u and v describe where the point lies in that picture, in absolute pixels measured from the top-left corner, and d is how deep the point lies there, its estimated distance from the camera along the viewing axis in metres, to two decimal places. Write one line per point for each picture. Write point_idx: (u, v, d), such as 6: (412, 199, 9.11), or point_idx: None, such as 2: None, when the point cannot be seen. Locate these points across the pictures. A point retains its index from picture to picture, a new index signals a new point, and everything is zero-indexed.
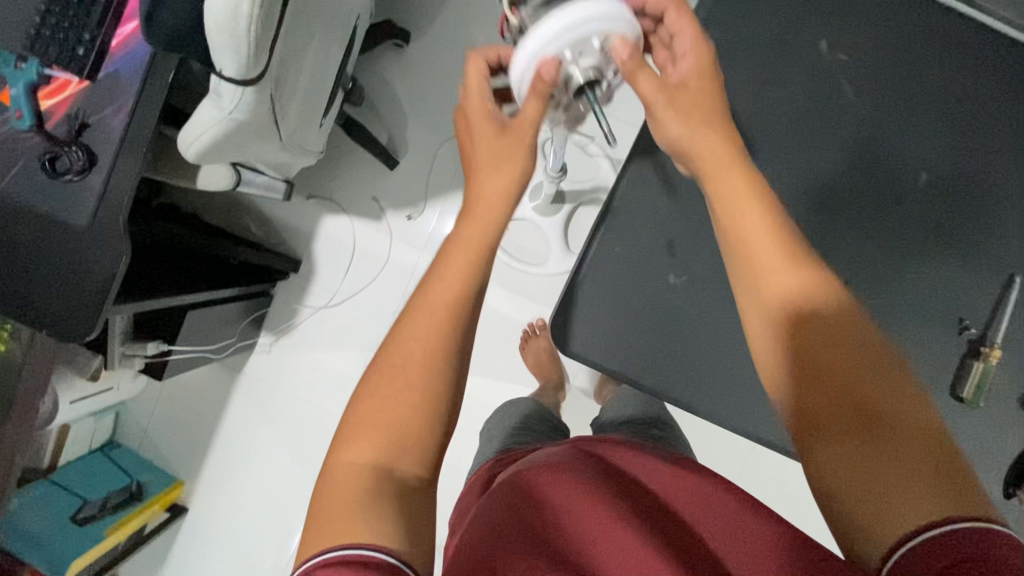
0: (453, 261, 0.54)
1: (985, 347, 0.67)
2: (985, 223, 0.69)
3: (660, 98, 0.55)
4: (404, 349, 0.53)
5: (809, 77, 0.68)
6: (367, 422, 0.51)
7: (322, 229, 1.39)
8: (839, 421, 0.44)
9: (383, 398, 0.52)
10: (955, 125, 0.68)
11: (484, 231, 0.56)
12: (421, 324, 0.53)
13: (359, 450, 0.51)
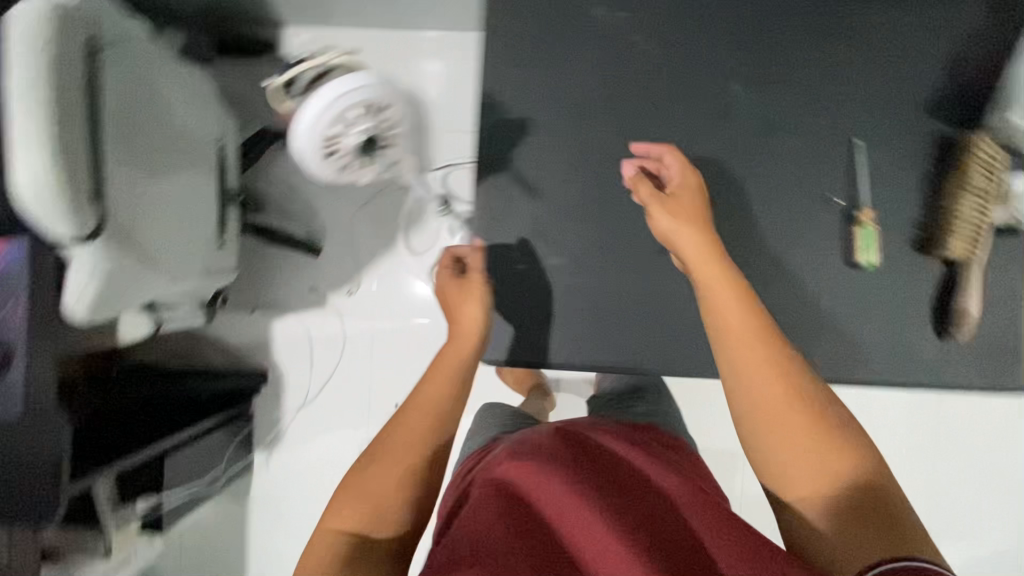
0: (440, 373, 0.55)
1: (856, 212, 0.72)
2: (809, 108, 0.73)
3: (654, 199, 0.62)
4: (400, 429, 0.51)
5: (602, 41, 0.72)
6: (349, 490, 0.48)
7: (276, 334, 1.42)
8: (835, 490, 0.43)
9: (372, 472, 0.48)
10: (745, 31, 0.72)
11: (465, 337, 0.60)
12: (415, 419, 0.51)
13: (348, 524, 0.46)
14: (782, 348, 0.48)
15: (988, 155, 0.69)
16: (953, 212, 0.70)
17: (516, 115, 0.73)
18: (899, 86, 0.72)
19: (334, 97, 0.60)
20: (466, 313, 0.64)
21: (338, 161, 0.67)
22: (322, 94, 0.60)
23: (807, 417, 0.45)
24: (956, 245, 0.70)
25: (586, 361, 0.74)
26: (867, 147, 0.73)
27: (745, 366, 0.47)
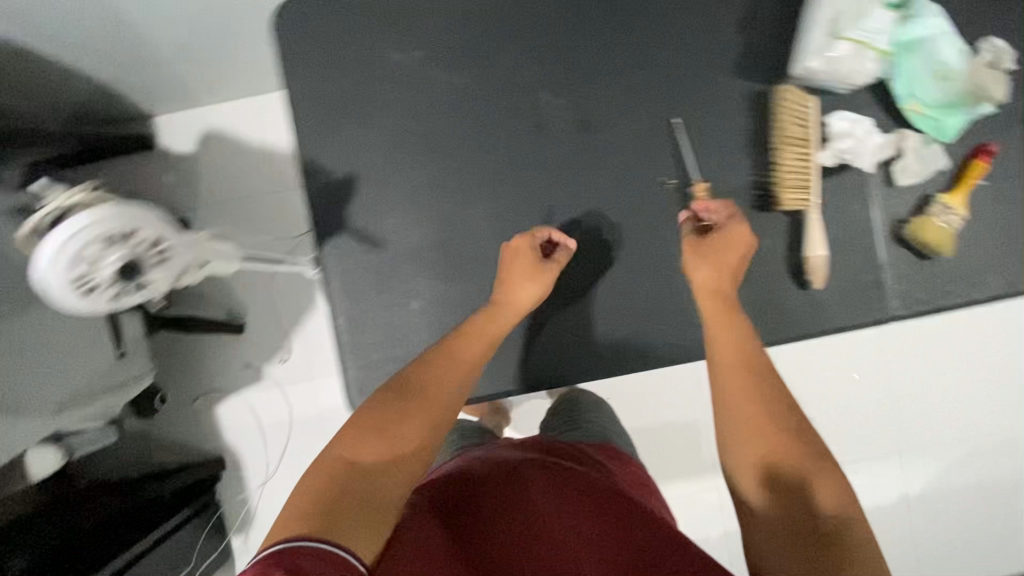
0: (470, 346, 0.68)
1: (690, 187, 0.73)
2: (621, 97, 0.74)
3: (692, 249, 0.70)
4: (421, 391, 0.64)
5: (405, 84, 0.73)
6: (370, 430, 0.59)
7: (223, 417, 1.43)
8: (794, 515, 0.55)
9: (392, 426, 0.60)
10: (542, 40, 0.73)
11: (490, 318, 0.70)
12: (438, 384, 0.65)
13: (360, 452, 0.57)
14: (763, 374, 0.64)
15: (796, 102, 0.71)
16: (778, 164, 0.72)
17: (342, 174, 0.73)
18: (703, 54, 0.73)
19: (64, 240, 0.65)
20: (517, 285, 0.71)
21: (104, 293, 0.73)
22: (51, 241, 0.65)
23: (785, 430, 0.60)
24: (788, 196, 0.72)
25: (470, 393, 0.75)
26: (686, 122, 0.74)
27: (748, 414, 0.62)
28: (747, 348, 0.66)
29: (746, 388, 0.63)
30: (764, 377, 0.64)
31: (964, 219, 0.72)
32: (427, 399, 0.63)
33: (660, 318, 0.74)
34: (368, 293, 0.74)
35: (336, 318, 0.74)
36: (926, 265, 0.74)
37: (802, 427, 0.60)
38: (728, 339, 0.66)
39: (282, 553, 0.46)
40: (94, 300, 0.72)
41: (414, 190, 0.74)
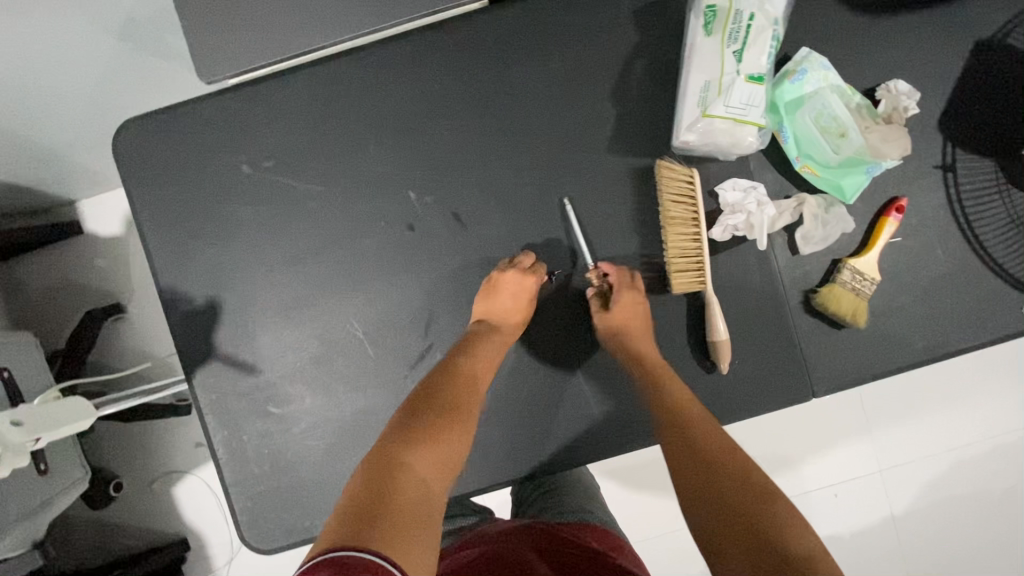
0: (489, 355, 0.64)
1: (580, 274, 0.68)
2: (496, 187, 0.68)
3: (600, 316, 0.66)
4: (457, 400, 0.60)
5: (263, 199, 0.69)
6: (417, 437, 0.55)
7: (181, 500, 1.40)
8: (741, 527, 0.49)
9: (435, 434, 0.56)
10: (404, 137, 0.68)
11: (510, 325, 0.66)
12: (466, 394, 0.61)
13: (410, 456, 0.53)
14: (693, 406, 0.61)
15: (677, 180, 0.65)
16: (665, 244, 0.66)
17: (205, 299, 0.69)
18: (579, 131, 0.67)
19: None
20: (514, 312, 0.66)
21: None
22: None
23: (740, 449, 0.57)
24: (678, 279, 0.66)
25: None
26: (568, 206, 0.68)
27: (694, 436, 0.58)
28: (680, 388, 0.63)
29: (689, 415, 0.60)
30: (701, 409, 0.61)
31: (877, 282, 0.66)
32: (463, 413, 0.59)
33: (560, 423, 0.68)
34: (246, 422, 0.69)
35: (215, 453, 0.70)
36: (847, 335, 0.67)
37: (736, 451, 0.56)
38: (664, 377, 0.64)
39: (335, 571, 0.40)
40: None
41: (285, 307, 0.69)
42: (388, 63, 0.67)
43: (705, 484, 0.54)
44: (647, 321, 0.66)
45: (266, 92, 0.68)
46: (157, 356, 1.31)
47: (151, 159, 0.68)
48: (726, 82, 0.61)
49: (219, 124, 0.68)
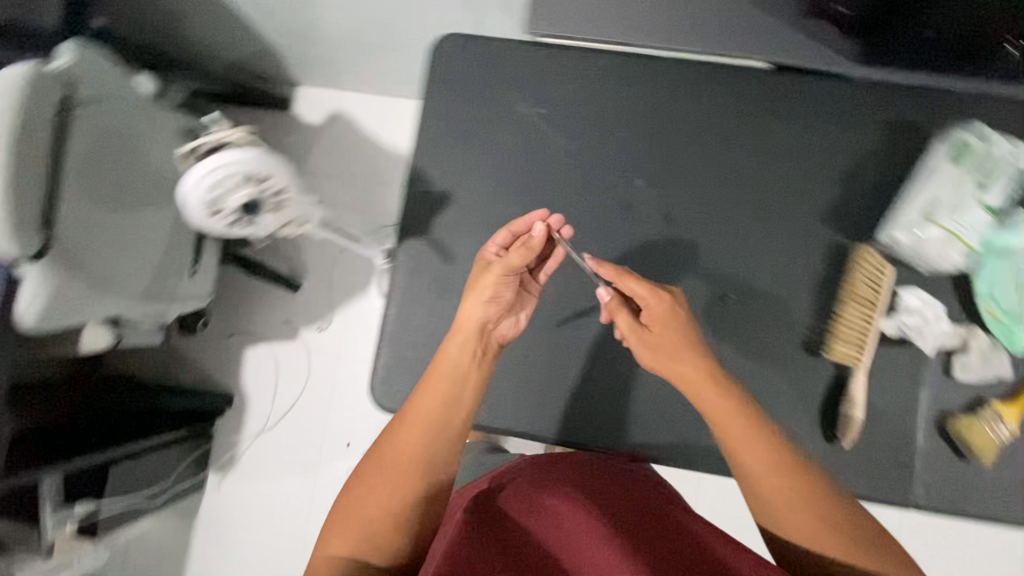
0: (428, 397, 0.70)
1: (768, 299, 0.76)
2: (707, 208, 0.78)
3: (632, 330, 0.71)
4: (392, 455, 0.68)
5: (522, 134, 0.81)
6: (352, 511, 0.66)
7: (246, 362, 1.51)
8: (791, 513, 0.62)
9: (366, 498, 0.66)
10: (654, 135, 0.80)
11: (456, 348, 0.73)
12: (404, 443, 0.69)
13: (345, 535, 0.65)
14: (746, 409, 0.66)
15: (871, 267, 0.73)
16: (839, 314, 0.73)
17: (440, 189, 0.81)
18: (794, 194, 0.77)
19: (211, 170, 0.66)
20: (468, 316, 0.73)
21: (222, 219, 0.73)
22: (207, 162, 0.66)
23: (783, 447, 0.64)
24: (838, 349, 0.72)
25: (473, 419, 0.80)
26: (759, 249, 0.77)
27: (741, 441, 0.64)
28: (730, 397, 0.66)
29: (738, 427, 0.65)
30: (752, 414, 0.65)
31: (1016, 435, 0.70)
32: (398, 464, 0.68)
33: (666, 412, 0.80)
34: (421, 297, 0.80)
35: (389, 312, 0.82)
36: (959, 467, 0.72)
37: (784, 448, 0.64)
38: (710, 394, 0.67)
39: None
40: (235, 233, 0.77)
41: (496, 223, 0.81)
42: (670, 77, 0.80)
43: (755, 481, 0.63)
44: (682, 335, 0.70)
45: (564, 60, 0.82)
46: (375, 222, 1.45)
47: (453, 70, 0.83)
48: (959, 207, 0.71)
49: (516, 64, 0.82)
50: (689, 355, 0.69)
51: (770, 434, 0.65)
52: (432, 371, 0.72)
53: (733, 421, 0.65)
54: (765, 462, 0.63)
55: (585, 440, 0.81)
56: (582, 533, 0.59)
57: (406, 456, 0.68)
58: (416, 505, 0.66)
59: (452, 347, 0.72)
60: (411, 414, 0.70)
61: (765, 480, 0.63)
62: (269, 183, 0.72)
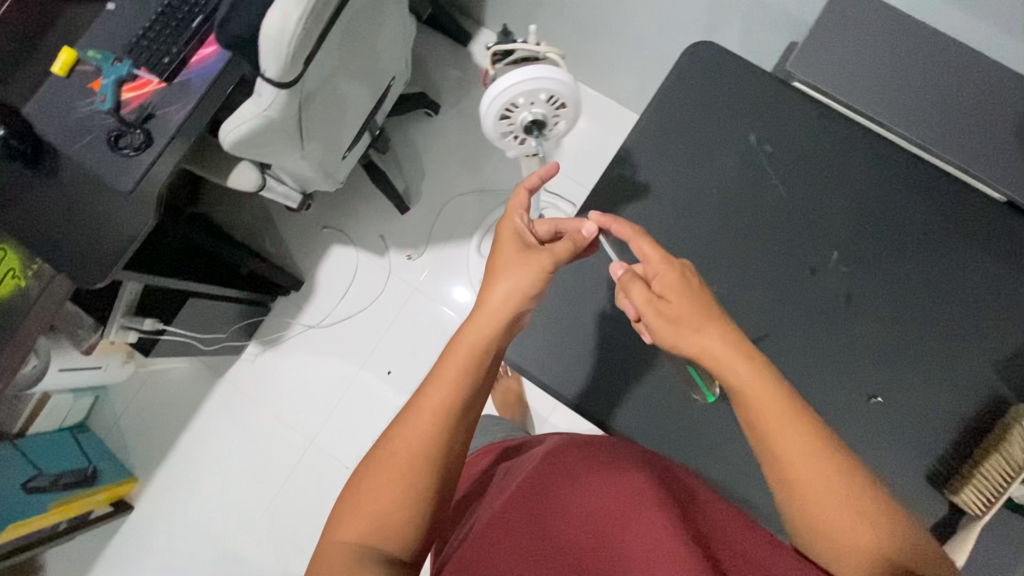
0: (443, 377, 0.61)
1: (908, 413, 0.75)
2: (886, 306, 0.78)
3: (651, 299, 0.64)
4: (402, 439, 0.59)
5: (743, 163, 0.81)
6: (361, 501, 0.57)
7: (330, 256, 1.52)
8: (841, 529, 0.53)
9: (376, 484, 0.57)
10: (864, 219, 0.80)
11: (478, 325, 0.65)
12: (413, 422, 0.60)
13: (349, 527, 0.56)
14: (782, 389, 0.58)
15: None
16: (978, 463, 0.71)
17: (640, 182, 0.82)
18: (973, 330, 0.77)
19: (528, 78, 0.67)
20: (496, 292, 0.67)
21: (504, 127, 0.73)
22: (526, 69, 0.67)
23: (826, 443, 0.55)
24: (965, 495, 0.70)
25: (579, 402, 0.81)
26: (917, 365, 0.76)
27: (774, 430, 0.56)
28: (765, 375, 0.58)
29: (768, 412, 0.56)
30: (785, 398, 0.57)
31: None
32: (406, 452, 0.58)
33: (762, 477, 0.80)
34: (576, 278, 0.85)
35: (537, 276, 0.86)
36: None
37: (829, 444, 0.55)
38: (738, 375, 0.58)
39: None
40: (506, 146, 0.79)
41: (682, 235, 0.80)
42: (899, 170, 0.81)
43: (794, 481, 0.55)
44: (709, 311, 0.62)
45: (807, 113, 0.83)
46: None
47: (700, 79, 0.84)
48: None
49: (756, 99, 0.83)
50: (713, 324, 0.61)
51: (797, 429, 0.55)
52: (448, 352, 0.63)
53: (771, 401, 0.56)
54: (799, 454, 0.54)
55: None
56: (628, 516, 0.57)
57: (422, 450, 0.58)
58: (431, 499, 0.58)
59: (471, 333, 0.64)
60: (421, 401, 0.61)
61: (798, 480, 0.55)
62: (561, 112, 0.72)
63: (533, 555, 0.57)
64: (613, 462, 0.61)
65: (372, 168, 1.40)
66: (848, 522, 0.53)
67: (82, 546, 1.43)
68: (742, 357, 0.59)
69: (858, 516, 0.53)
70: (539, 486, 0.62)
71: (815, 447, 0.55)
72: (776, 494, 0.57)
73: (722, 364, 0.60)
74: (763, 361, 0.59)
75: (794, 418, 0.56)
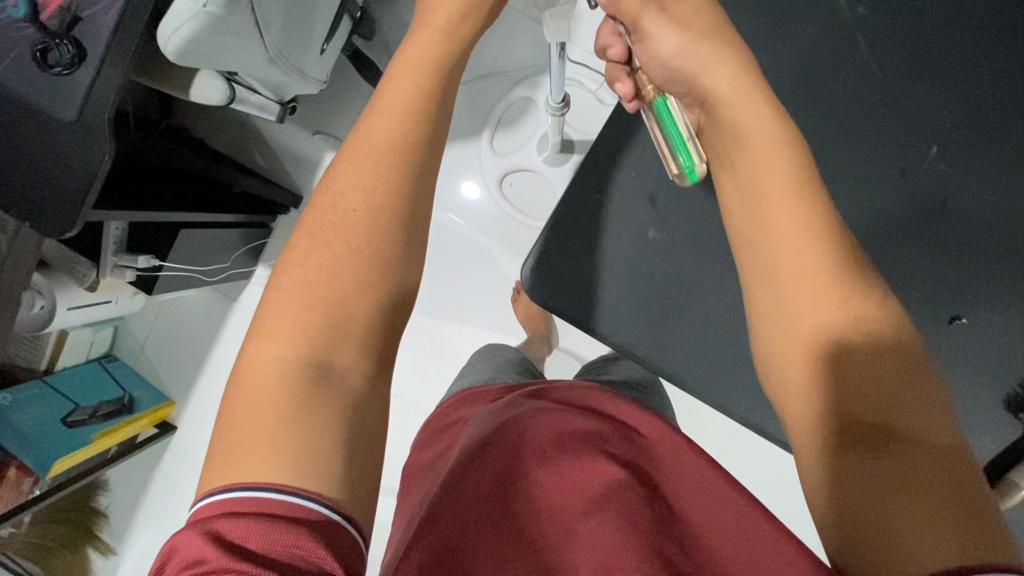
0: (384, 121, 0.51)
1: (996, 335, 0.66)
2: (986, 211, 0.66)
3: (648, 9, 0.53)
4: (348, 217, 0.50)
5: (824, 38, 0.67)
6: (294, 304, 0.48)
7: (325, 165, 1.38)
8: (826, 335, 0.48)
9: (312, 287, 0.48)
10: (973, 100, 0.65)
11: (429, 55, 0.53)
12: (355, 189, 0.50)
13: (276, 336, 0.47)
14: (805, 172, 0.51)
15: None
16: None
17: None
18: None
19: None
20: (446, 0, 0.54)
21: None
22: None
23: (834, 246, 0.49)
24: None
25: (609, 335, 0.74)
26: (1013, 278, 0.66)
27: (771, 211, 0.51)
28: (783, 156, 0.51)
29: (773, 180, 0.51)
30: (799, 195, 0.50)
31: None
32: (355, 226, 0.50)
33: None
34: (611, 196, 0.74)
35: (563, 197, 0.75)
36: None
37: (849, 251, 0.49)
38: (754, 145, 0.52)
39: (207, 543, 0.38)
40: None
41: None
42: None
43: (785, 269, 0.50)
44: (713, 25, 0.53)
45: None
46: (531, 66, 1.28)
47: None
48: None
49: None
50: (734, 66, 0.52)
51: (796, 225, 0.50)
52: (375, 104, 0.53)
53: (779, 184, 0.51)
54: (790, 240, 0.50)
55: (720, 401, 0.74)
56: (585, 504, 0.52)
57: (362, 237, 0.49)
58: (388, 297, 0.50)
59: (402, 81, 0.52)
60: (346, 175, 0.51)
61: (776, 271, 0.50)
62: None
63: (482, 489, 0.54)
64: (589, 447, 0.57)
65: (359, 59, 1.20)
66: (822, 316, 0.48)
67: (135, 465, 1.51)
68: (766, 125, 0.52)
69: (833, 316, 0.48)
70: (514, 428, 0.59)
71: (813, 251, 0.49)
72: (755, 289, 0.52)
73: (741, 121, 0.53)
74: (794, 136, 0.52)
75: (810, 216, 0.50)
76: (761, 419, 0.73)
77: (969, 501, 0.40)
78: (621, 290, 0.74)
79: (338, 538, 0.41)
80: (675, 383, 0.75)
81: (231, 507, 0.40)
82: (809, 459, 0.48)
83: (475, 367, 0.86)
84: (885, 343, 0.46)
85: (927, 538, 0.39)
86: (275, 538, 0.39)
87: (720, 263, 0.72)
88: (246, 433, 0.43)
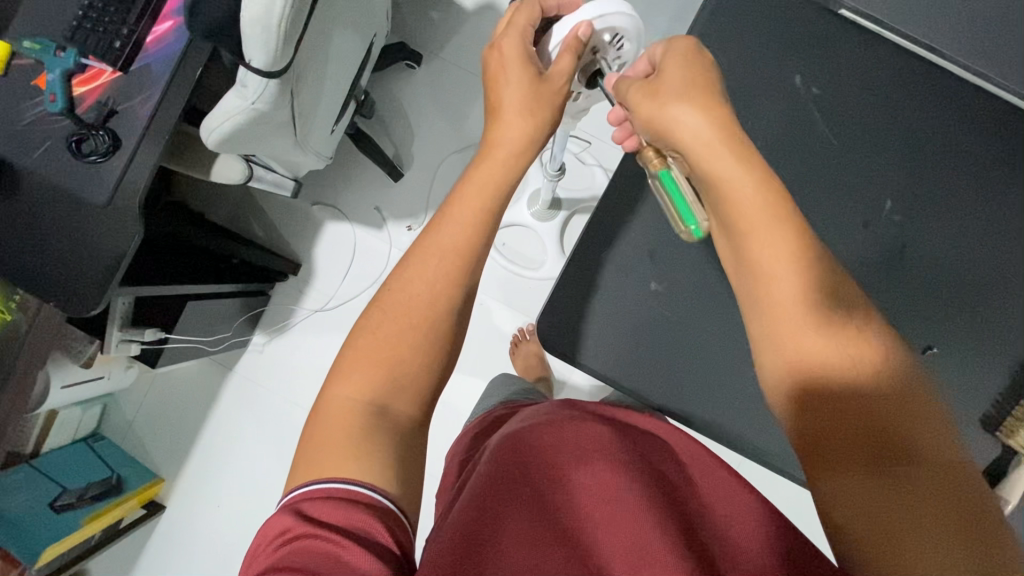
0: (455, 218, 0.57)
1: (962, 358, 0.74)
2: (938, 251, 0.76)
3: (640, 89, 0.59)
4: (412, 285, 0.55)
5: (789, 113, 0.78)
6: (364, 354, 0.52)
7: (324, 234, 1.43)
8: (817, 349, 0.51)
9: (383, 339, 0.53)
10: (917, 158, 0.76)
11: (499, 161, 0.61)
12: (431, 269, 0.55)
13: (349, 377, 0.51)
14: (788, 207, 0.56)
15: None
16: None
17: None
18: None
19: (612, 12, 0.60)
20: (510, 124, 0.61)
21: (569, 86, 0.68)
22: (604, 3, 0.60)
23: (818, 271, 0.54)
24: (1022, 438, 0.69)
25: (619, 379, 0.80)
26: (966, 309, 0.75)
27: (757, 241, 0.55)
28: (766, 192, 0.56)
29: (757, 213, 0.55)
30: (786, 227, 0.55)
31: None
32: (417, 300, 0.55)
33: None
34: (615, 253, 0.82)
35: (571, 256, 0.82)
36: None
37: (832, 278, 0.54)
38: (735, 184, 0.56)
39: (290, 516, 0.44)
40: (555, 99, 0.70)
41: None
42: (953, 105, 0.76)
43: (771, 292, 0.54)
44: (699, 92, 0.57)
45: (855, 52, 0.77)
46: None
47: (736, 26, 0.78)
48: None
49: (798, 42, 0.78)
50: (710, 117, 0.56)
51: (779, 245, 0.54)
52: (454, 198, 0.59)
53: (765, 217, 0.55)
54: (778, 273, 0.54)
55: (728, 436, 0.78)
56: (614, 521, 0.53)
57: (412, 300, 0.54)
58: (440, 353, 0.54)
59: (471, 193, 0.59)
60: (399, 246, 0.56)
61: (766, 292, 0.55)
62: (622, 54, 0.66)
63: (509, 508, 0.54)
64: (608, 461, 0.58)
65: (359, 135, 1.29)
66: (809, 332, 0.52)
67: (120, 550, 1.43)
68: (747, 165, 0.56)
69: (823, 335, 0.52)
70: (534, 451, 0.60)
71: (797, 268, 0.54)
72: (749, 313, 0.57)
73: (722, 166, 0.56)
74: (769, 174, 0.56)
75: (796, 248, 0.54)
76: (768, 452, 0.78)
77: (964, 499, 0.45)
78: (630, 337, 0.80)
79: (390, 521, 0.45)
80: (685, 423, 0.79)
81: (310, 493, 0.45)
82: (815, 459, 0.50)
83: (490, 396, 0.90)
84: (878, 354, 0.51)
85: (938, 531, 0.44)
86: (342, 514, 0.43)
87: (715, 308, 0.79)
88: (316, 467, 0.47)
